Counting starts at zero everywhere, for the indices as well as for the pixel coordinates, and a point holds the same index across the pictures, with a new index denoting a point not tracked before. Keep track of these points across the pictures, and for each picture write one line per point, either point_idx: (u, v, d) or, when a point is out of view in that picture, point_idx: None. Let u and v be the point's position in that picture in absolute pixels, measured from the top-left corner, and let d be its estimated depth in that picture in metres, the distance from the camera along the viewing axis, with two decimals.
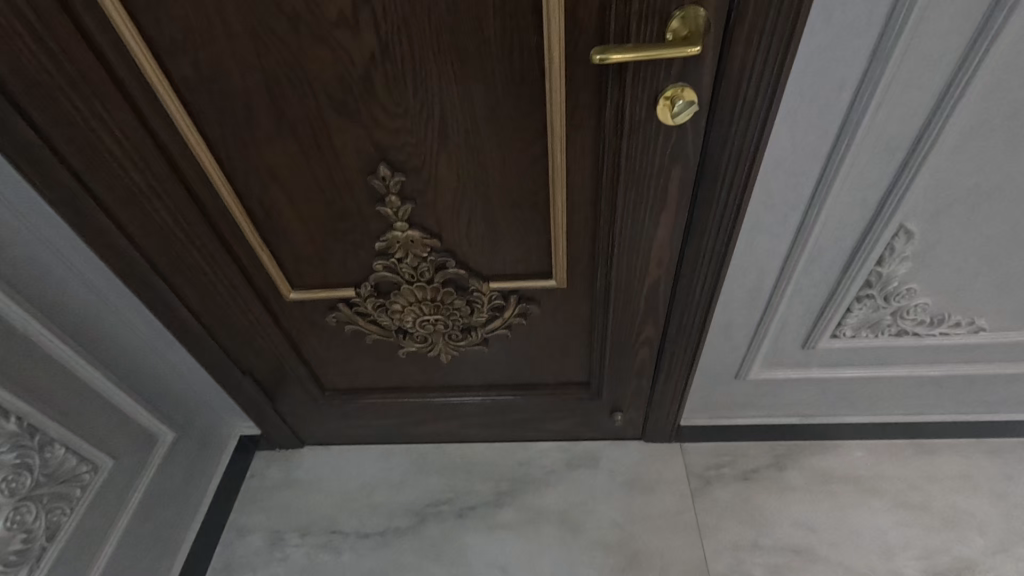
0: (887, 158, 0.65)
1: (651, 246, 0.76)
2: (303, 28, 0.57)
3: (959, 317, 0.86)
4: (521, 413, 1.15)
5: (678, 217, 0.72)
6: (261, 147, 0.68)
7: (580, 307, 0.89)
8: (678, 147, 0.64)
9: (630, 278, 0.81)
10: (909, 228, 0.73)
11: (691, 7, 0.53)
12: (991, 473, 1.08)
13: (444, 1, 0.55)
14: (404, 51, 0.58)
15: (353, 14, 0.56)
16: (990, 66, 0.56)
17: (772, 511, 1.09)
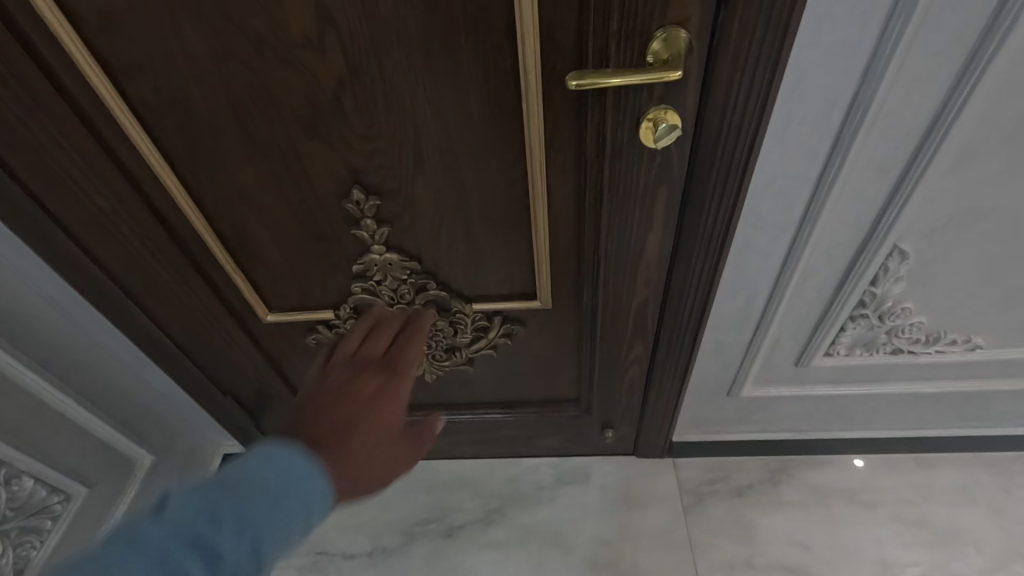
0: (880, 179, 0.62)
1: (637, 268, 0.73)
2: (266, 52, 0.54)
3: (956, 335, 0.84)
4: (510, 430, 1.13)
5: (664, 239, 0.69)
6: (230, 171, 0.65)
7: (567, 326, 0.87)
8: (663, 170, 0.62)
9: (617, 299, 0.79)
10: (904, 248, 0.70)
11: (673, 27, 0.51)
12: (988, 488, 1.06)
13: (415, 23, 0.52)
14: (375, 73, 0.56)
15: (318, 37, 0.53)
16: (987, 86, 0.54)
17: (766, 528, 1.07)
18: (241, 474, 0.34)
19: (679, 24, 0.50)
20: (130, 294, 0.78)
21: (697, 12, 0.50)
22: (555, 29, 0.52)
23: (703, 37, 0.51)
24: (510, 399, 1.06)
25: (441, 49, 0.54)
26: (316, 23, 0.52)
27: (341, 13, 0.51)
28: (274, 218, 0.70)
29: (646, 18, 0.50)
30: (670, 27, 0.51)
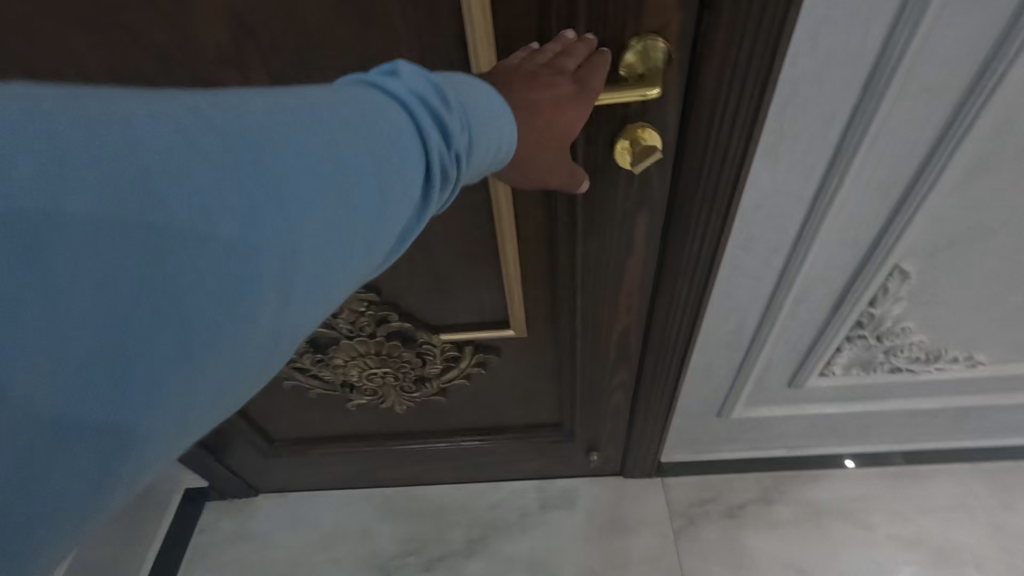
0: (881, 197, 0.56)
1: (617, 295, 0.67)
2: (177, 69, 0.46)
3: (957, 353, 0.79)
4: (490, 457, 1.07)
5: (645, 265, 0.63)
6: None
7: (545, 354, 0.81)
8: (642, 192, 0.55)
9: (597, 326, 0.72)
10: (906, 268, 0.65)
11: (649, 36, 0.44)
12: (986, 502, 1.03)
13: (350, 35, 0.44)
14: (308, 93, 0.48)
15: (235, 52, 0.45)
16: (1002, 97, 0.47)
17: (759, 552, 1.02)
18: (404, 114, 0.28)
19: (656, 31, 0.44)
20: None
21: (676, 19, 0.43)
22: (515, 39, 0.45)
23: (684, 47, 0.45)
24: (488, 425, 1.00)
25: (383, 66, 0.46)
26: (232, 36, 0.44)
27: (260, 24, 0.44)
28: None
29: (617, 26, 0.44)
30: (646, 35, 0.44)
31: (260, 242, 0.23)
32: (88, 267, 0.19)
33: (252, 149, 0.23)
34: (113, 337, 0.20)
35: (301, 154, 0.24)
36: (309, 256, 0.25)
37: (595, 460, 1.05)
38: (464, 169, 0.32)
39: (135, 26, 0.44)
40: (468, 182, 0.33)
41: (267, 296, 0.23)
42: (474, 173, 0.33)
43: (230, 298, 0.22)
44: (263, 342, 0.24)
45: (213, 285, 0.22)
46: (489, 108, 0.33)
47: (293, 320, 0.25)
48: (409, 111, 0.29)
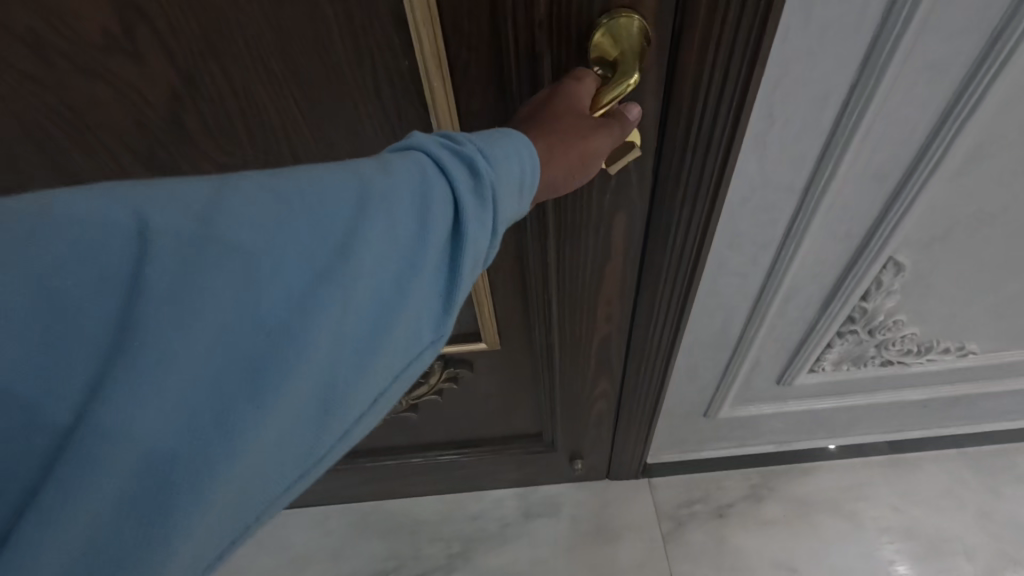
0: (877, 186, 0.52)
1: (596, 301, 0.62)
2: (58, 58, 0.40)
3: (949, 343, 0.75)
4: (469, 469, 1.01)
5: (625, 267, 0.58)
6: None
7: (522, 365, 0.75)
8: (619, 192, 0.50)
9: (575, 335, 0.67)
10: (901, 260, 0.60)
11: (619, 11, 0.38)
12: (974, 488, 1.01)
13: (261, 17, 0.38)
14: (219, 86, 0.42)
15: (125, 36, 0.39)
16: (1012, 74, 0.43)
17: (750, 552, 0.99)
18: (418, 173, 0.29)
19: (630, 7, 0.38)
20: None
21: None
22: (460, 17, 0.39)
23: (662, 24, 0.39)
24: (466, 437, 0.94)
25: (305, 53, 0.41)
26: (118, 17, 0.38)
27: (151, 4, 0.37)
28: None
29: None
30: (617, 11, 0.38)
31: (303, 294, 0.25)
32: (158, 338, 0.22)
33: (296, 217, 0.26)
34: (186, 406, 0.23)
35: (335, 216, 0.26)
36: (347, 306, 0.26)
37: (579, 468, 1.01)
38: (497, 205, 0.31)
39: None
40: (508, 220, 0.32)
41: (310, 353, 0.25)
42: (513, 213, 0.32)
43: (279, 354, 0.24)
44: (314, 393, 0.26)
45: (262, 345, 0.24)
46: (512, 142, 0.33)
47: (343, 372, 0.26)
48: (435, 159, 0.30)
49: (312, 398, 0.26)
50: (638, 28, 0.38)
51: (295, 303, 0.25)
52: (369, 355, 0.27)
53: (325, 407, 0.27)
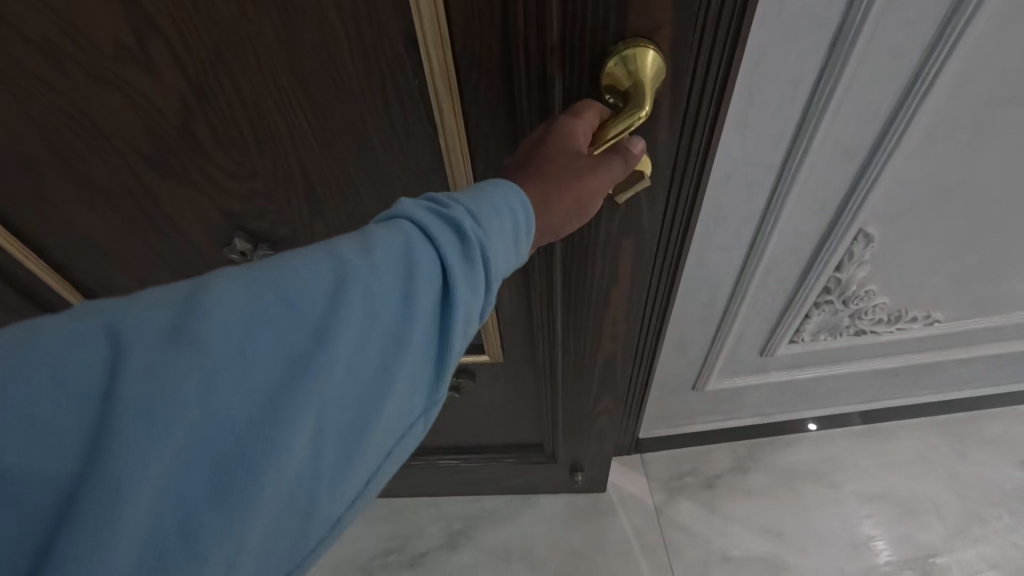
0: (846, 162, 0.57)
1: (600, 319, 0.65)
2: (74, 67, 0.41)
3: (917, 313, 0.81)
4: (469, 474, 1.04)
5: (631, 288, 0.60)
6: (73, 208, 0.54)
7: (523, 376, 0.79)
8: (628, 220, 0.52)
9: (577, 351, 0.70)
10: (870, 233, 0.66)
11: (635, 42, 0.38)
12: (944, 452, 1.08)
13: (271, 33, 0.39)
14: (229, 97, 0.43)
15: (138, 47, 0.40)
16: (960, 57, 0.48)
17: (738, 518, 1.04)
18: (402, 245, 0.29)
19: (642, 36, 0.38)
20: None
21: (667, 21, 0.37)
22: (473, 42, 0.39)
23: (676, 53, 0.39)
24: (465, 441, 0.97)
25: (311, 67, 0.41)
26: (131, 29, 0.39)
27: (163, 17, 0.38)
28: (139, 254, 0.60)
29: (597, 27, 0.38)
30: (632, 40, 0.38)
31: (285, 384, 0.24)
32: (134, 448, 0.21)
33: (275, 308, 0.25)
34: (169, 513, 0.22)
35: (313, 304, 0.26)
36: (331, 387, 0.25)
37: (579, 481, 1.02)
38: (487, 261, 0.31)
39: (17, 17, 0.39)
40: (499, 274, 0.32)
41: (297, 440, 0.24)
42: (507, 270, 0.32)
43: (262, 446, 0.23)
44: (300, 481, 0.25)
45: (244, 437, 0.23)
46: (500, 198, 0.33)
47: (332, 455, 0.26)
48: (420, 226, 0.30)
49: (302, 485, 0.25)
50: (652, 59, 0.38)
51: (279, 392, 0.24)
52: (361, 432, 0.27)
53: (314, 494, 0.26)
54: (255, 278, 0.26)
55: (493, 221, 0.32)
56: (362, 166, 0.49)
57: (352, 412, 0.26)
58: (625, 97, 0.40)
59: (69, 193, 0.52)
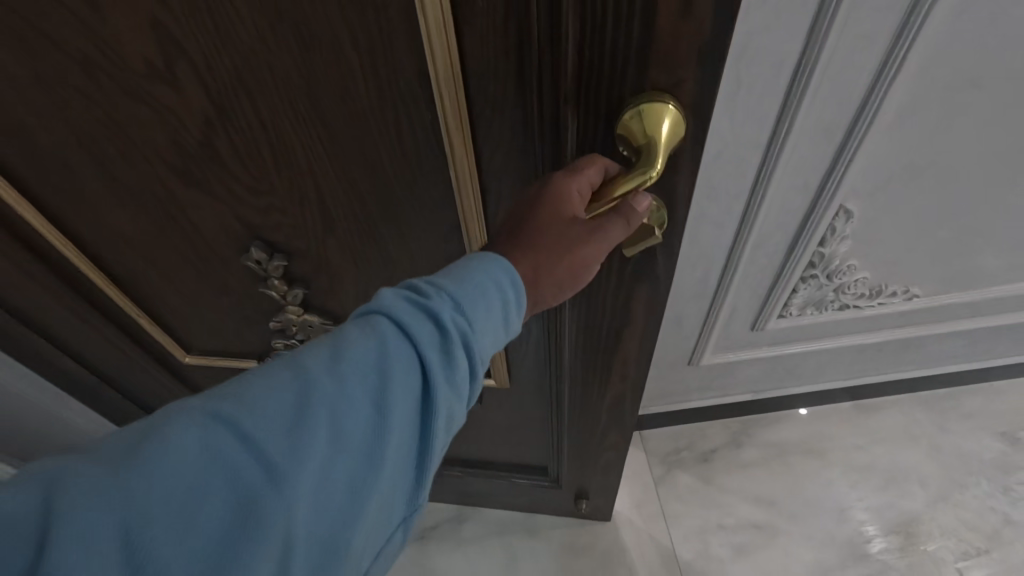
0: (826, 141, 0.62)
1: (609, 365, 0.65)
2: (107, 81, 0.43)
3: (896, 288, 0.87)
4: (474, 487, 1.06)
5: (642, 338, 0.60)
6: (105, 209, 0.56)
7: (528, 400, 0.81)
8: (642, 268, 0.51)
9: (584, 388, 0.71)
10: (849, 208, 0.71)
11: (652, 98, 0.38)
12: (926, 425, 1.14)
13: (292, 60, 0.40)
14: (249, 116, 0.45)
15: (166, 68, 0.42)
16: (923, 43, 0.54)
17: (732, 489, 1.09)
18: (374, 342, 0.31)
19: (663, 89, 0.38)
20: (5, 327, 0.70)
21: (688, 78, 0.37)
22: (488, 82, 0.40)
23: (696, 107, 0.38)
24: (470, 456, 0.99)
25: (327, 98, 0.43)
26: (160, 51, 0.40)
27: (191, 43, 0.40)
28: (163, 254, 0.62)
29: (613, 77, 0.37)
30: (649, 96, 0.38)
31: (258, 487, 0.27)
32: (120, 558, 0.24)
33: (228, 437, 0.27)
34: None
35: (284, 407, 0.29)
36: (303, 486, 0.28)
37: (583, 507, 1.02)
38: (461, 345, 0.33)
39: (55, 30, 0.40)
40: (474, 355, 0.34)
41: (270, 547, 0.26)
42: (487, 349, 0.35)
43: (233, 566, 0.26)
44: None
45: (220, 540, 0.26)
46: (477, 281, 0.35)
47: (309, 548, 0.28)
48: (395, 318, 0.32)
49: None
50: (669, 115, 0.38)
51: (254, 494, 0.27)
52: (337, 533, 0.29)
53: None
54: (208, 406, 0.28)
55: (468, 305, 0.34)
56: (374, 188, 0.50)
57: (326, 505, 0.28)
58: (638, 153, 0.39)
59: (102, 193, 0.54)
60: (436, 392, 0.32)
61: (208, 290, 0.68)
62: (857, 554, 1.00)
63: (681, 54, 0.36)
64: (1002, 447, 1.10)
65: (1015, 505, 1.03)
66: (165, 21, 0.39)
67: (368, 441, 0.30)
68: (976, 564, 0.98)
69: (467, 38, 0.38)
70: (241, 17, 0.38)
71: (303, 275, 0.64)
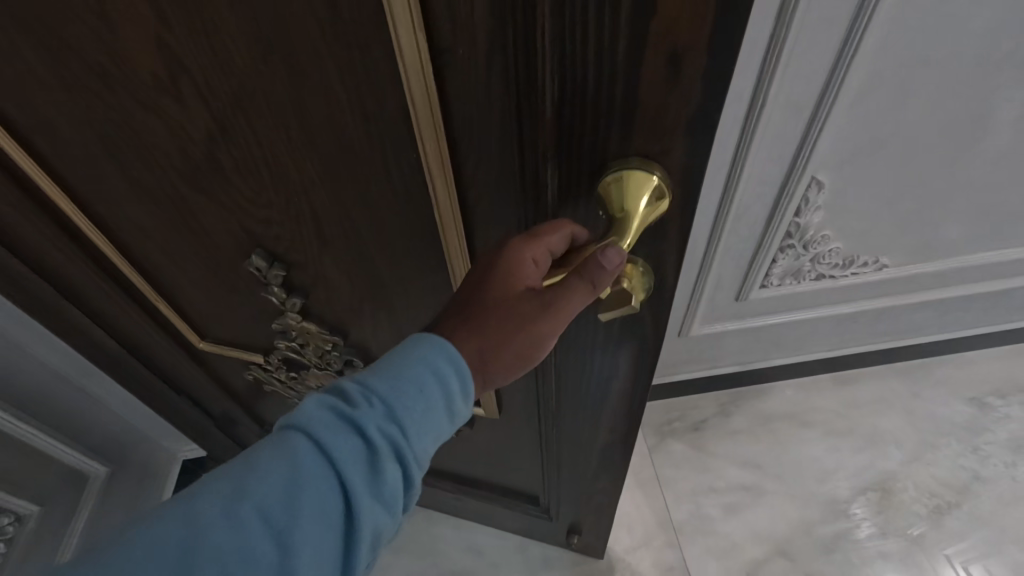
0: (797, 115, 0.70)
1: (600, 407, 0.63)
2: (118, 89, 0.43)
3: (867, 258, 0.95)
4: (466, 505, 1.06)
5: (632, 392, 0.58)
6: (122, 204, 0.58)
7: (518, 436, 0.80)
8: (626, 327, 0.49)
9: (572, 430, 0.70)
10: (821, 179, 0.79)
11: (633, 169, 0.36)
12: (900, 392, 1.22)
13: (286, 90, 0.40)
14: (249, 136, 0.45)
15: (171, 83, 0.41)
16: (878, 26, 0.61)
17: (721, 454, 1.16)
18: (287, 468, 0.31)
19: (650, 155, 0.36)
20: (41, 295, 0.74)
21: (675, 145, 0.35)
22: (471, 127, 0.39)
23: (684, 173, 0.36)
24: (463, 472, 0.98)
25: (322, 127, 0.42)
26: (165, 67, 0.40)
27: (194, 64, 0.40)
28: (178, 250, 0.63)
29: (598, 137, 0.35)
30: (631, 167, 0.36)
31: None
32: None
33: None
34: None
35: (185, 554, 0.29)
36: None
37: (575, 541, 1.00)
38: (388, 459, 0.34)
39: (70, 38, 0.40)
40: (403, 465, 0.34)
41: None
42: (423, 451, 0.36)
43: None
44: None
45: None
46: (405, 385, 0.35)
47: None
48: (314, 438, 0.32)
49: None
50: (648, 190, 0.36)
51: None
52: None
53: None
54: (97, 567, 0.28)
55: (394, 414, 0.35)
56: (365, 214, 0.50)
57: None
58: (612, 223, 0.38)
59: (120, 189, 0.55)
60: (360, 511, 0.32)
61: (220, 285, 0.69)
62: (839, 510, 1.07)
63: (671, 119, 0.34)
64: (970, 410, 1.18)
65: (982, 462, 1.11)
66: (168, 39, 0.38)
67: (272, 575, 0.30)
68: (947, 516, 1.05)
69: (449, 82, 0.36)
70: (239, 41, 0.37)
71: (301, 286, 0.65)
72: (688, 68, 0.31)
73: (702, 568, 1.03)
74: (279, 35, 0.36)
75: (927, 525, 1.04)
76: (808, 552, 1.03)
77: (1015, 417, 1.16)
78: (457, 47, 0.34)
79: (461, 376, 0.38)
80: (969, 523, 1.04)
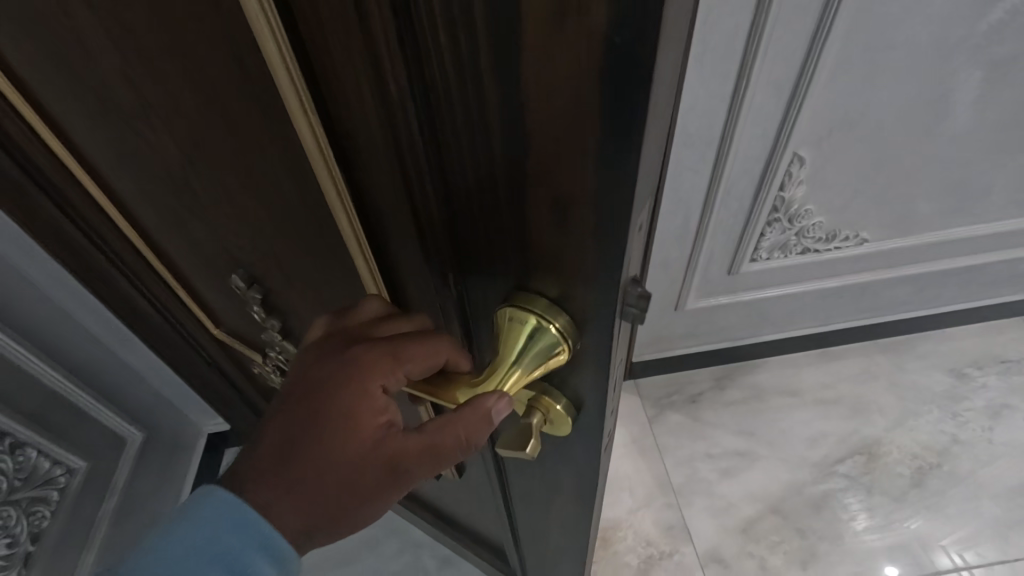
0: (778, 95, 0.78)
1: (549, 516, 0.57)
2: (102, 103, 0.42)
3: (848, 232, 1.03)
4: (447, 536, 1.07)
5: (572, 518, 0.52)
6: (126, 202, 0.59)
7: (482, 499, 0.77)
8: (559, 454, 0.44)
9: (525, 522, 0.65)
10: (802, 155, 0.87)
11: (528, 313, 0.30)
12: (884, 365, 1.29)
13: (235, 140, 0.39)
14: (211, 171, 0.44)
15: (141, 109, 0.41)
16: (846, 13, 0.69)
17: (717, 424, 1.23)
18: None
19: (560, 301, 0.30)
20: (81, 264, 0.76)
21: (580, 290, 0.29)
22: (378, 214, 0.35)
23: (589, 324, 0.30)
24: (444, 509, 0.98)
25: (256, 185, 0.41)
26: (133, 95, 0.40)
27: (155, 101, 0.39)
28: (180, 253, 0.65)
29: (496, 255, 0.30)
30: (527, 310, 0.30)
31: None
32: None
33: None
34: None
35: None
36: None
37: None
38: None
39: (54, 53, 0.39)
40: None
41: None
42: None
43: None
44: None
45: None
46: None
47: None
48: None
49: None
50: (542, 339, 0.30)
51: None
52: None
53: None
54: None
55: None
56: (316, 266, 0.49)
57: None
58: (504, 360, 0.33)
59: (128, 190, 0.56)
60: None
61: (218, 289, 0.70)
62: (827, 471, 1.14)
63: (567, 265, 0.28)
64: (950, 381, 1.26)
65: (961, 427, 1.19)
66: (130, 74, 0.38)
67: None
68: (928, 475, 1.13)
69: (356, 168, 0.32)
70: (187, 89, 0.37)
71: (278, 309, 0.63)
72: (577, 220, 0.26)
73: (699, 525, 1.09)
74: (220, 95, 0.36)
75: (909, 484, 1.12)
76: (799, 510, 1.10)
77: (992, 386, 1.24)
78: (349, 128, 0.30)
79: (276, 556, 0.35)
80: (949, 482, 1.11)
